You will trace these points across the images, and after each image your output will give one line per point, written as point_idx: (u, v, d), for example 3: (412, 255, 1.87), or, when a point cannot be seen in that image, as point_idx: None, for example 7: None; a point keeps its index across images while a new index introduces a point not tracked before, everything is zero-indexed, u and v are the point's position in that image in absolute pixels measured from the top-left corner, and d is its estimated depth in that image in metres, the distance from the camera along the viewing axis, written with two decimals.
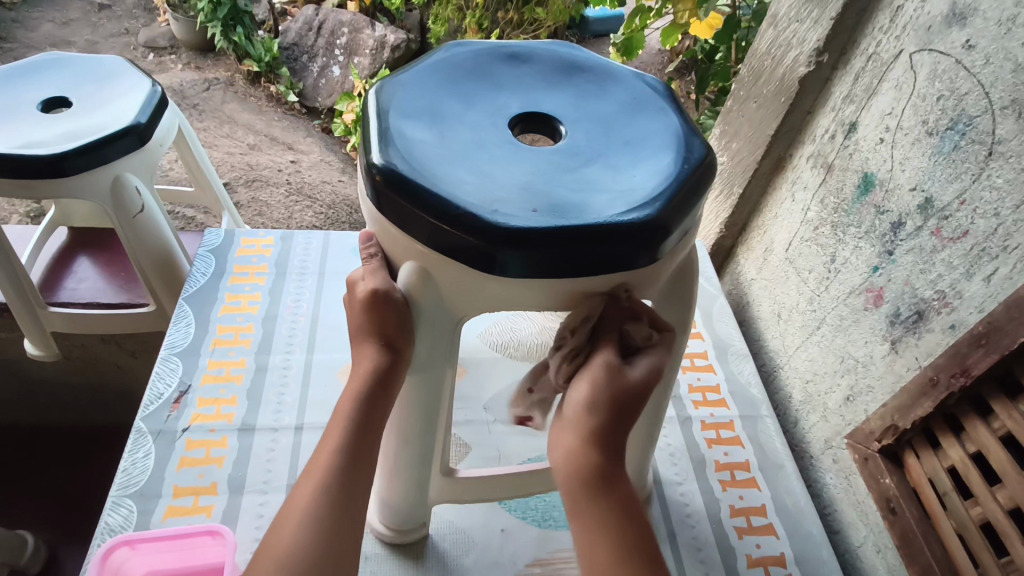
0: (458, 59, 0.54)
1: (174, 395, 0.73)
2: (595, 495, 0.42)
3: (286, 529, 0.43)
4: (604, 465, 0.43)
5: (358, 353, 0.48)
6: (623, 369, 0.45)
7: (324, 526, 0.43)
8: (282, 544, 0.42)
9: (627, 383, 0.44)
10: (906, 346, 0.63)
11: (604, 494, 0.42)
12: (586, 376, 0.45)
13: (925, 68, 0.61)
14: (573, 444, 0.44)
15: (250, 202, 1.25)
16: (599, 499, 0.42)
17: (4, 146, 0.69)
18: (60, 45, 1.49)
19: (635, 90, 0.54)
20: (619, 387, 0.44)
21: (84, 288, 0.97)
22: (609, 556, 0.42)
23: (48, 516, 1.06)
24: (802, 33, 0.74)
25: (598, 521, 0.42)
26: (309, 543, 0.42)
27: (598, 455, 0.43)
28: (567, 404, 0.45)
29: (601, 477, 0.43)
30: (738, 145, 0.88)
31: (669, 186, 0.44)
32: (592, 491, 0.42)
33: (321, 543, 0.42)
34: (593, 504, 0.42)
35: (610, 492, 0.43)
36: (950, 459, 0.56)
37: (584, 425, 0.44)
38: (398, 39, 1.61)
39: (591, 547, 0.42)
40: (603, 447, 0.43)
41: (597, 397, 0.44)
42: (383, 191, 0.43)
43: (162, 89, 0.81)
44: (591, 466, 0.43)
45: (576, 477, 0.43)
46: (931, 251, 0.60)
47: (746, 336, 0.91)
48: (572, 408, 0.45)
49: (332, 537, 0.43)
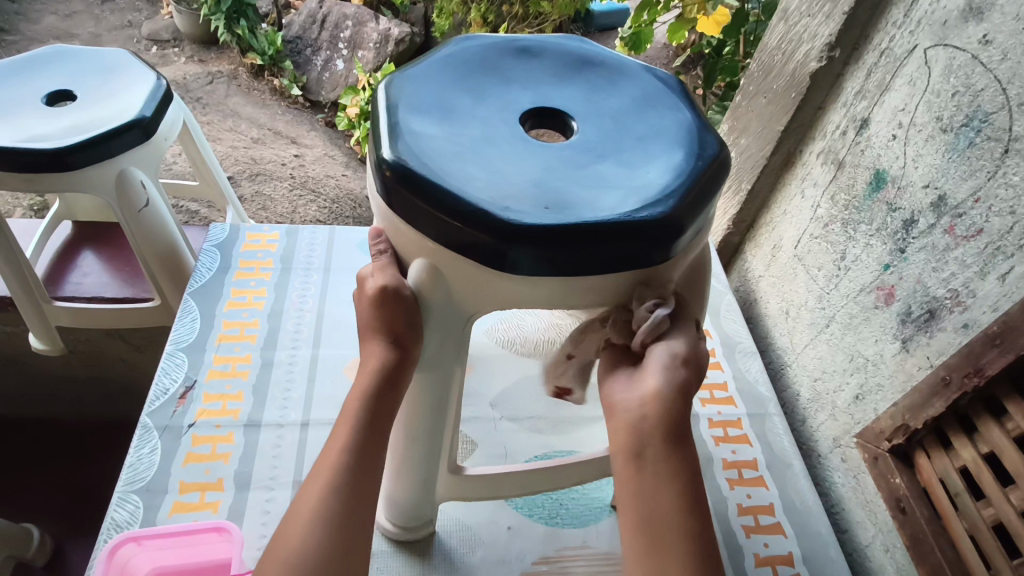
0: (467, 53, 0.53)
1: (180, 390, 0.73)
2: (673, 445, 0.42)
3: (296, 527, 0.43)
4: (679, 418, 0.43)
5: (366, 349, 0.48)
6: (700, 344, 0.47)
7: (333, 525, 0.42)
8: (292, 543, 0.42)
9: (701, 356, 0.46)
10: (917, 345, 0.62)
11: (680, 447, 0.43)
12: (678, 339, 0.46)
13: (940, 63, 0.60)
14: (662, 391, 0.43)
15: (254, 196, 1.25)
16: (676, 451, 0.42)
17: (9, 139, 0.69)
18: (64, 38, 1.48)
19: (646, 85, 0.53)
20: (701, 358, 0.46)
21: (89, 282, 0.96)
22: (671, 506, 0.41)
23: (54, 509, 1.07)
24: (813, 27, 0.73)
25: (669, 474, 0.42)
26: (317, 542, 0.42)
27: (682, 406, 0.43)
28: (660, 355, 0.45)
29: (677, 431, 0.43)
30: (746, 140, 0.87)
31: (683, 182, 0.44)
32: (671, 440, 0.42)
33: (330, 543, 0.42)
34: (670, 453, 0.42)
35: (683, 448, 0.43)
36: (962, 460, 0.56)
37: (675, 378, 0.44)
38: (403, 32, 1.60)
39: (658, 495, 0.41)
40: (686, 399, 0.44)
41: (688, 359, 0.45)
42: (393, 187, 0.42)
43: (166, 83, 0.80)
44: (677, 417, 0.43)
45: (660, 422, 0.42)
46: (944, 249, 0.60)
47: (754, 334, 0.91)
48: (659, 362, 0.45)
49: (341, 536, 0.42)
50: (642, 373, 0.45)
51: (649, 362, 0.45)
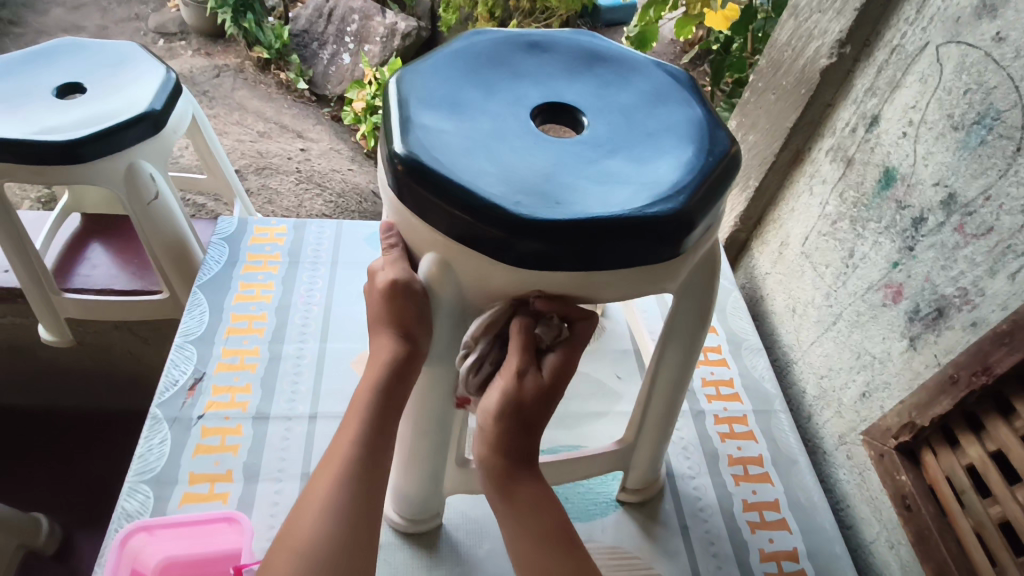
0: (478, 47, 0.53)
1: (189, 382, 0.74)
2: (507, 494, 0.47)
3: (308, 520, 0.43)
4: (505, 474, 0.47)
5: (377, 342, 0.48)
6: (524, 379, 0.46)
7: (343, 517, 0.43)
8: (302, 533, 0.42)
9: (523, 400, 0.45)
10: (925, 343, 0.62)
11: (513, 495, 0.47)
12: (495, 386, 0.46)
13: (952, 61, 0.60)
14: (483, 454, 0.48)
15: (260, 189, 1.25)
16: (511, 500, 0.47)
17: (20, 132, 0.69)
18: (71, 30, 1.49)
19: (657, 81, 0.53)
20: (519, 403, 0.46)
21: (97, 274, 0.97)
22: (527, 551, 0.47)
23: (60, 499, 1.07)
24: (824, 24, 0.73)
25: (516, 523, 0.47)
26: (327, 532, 0.42)
27: (508, 460, 0.47)
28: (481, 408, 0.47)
29: (509, 480, 0.47)
30: (755, 137, 0.87)
31: (694, 178, 0.44)
32: (504, 495, 0.47)
33: (339, 533, 0.42)
34: (507, 505, 0.47)
35: (521, 492, 0.47)
36: (968, 458, 0.56)
37: (489, 438, 0.47)
38: (409, 26, 1.60)
39: (513, 542, 0.47)
40: (508, 450, 0.47)
41: (503, 408, 0.46)
42: (404, 180, 0.42)
43: (176, 76, 0.80)
44: (500, 470, 0.47)
45: (489, 482, 0.48)
46: (953, 246, 0.60)
47: (760, 330, 0.91)
48: (478, 417, 0.47)
49: (350, 527, 0.43)
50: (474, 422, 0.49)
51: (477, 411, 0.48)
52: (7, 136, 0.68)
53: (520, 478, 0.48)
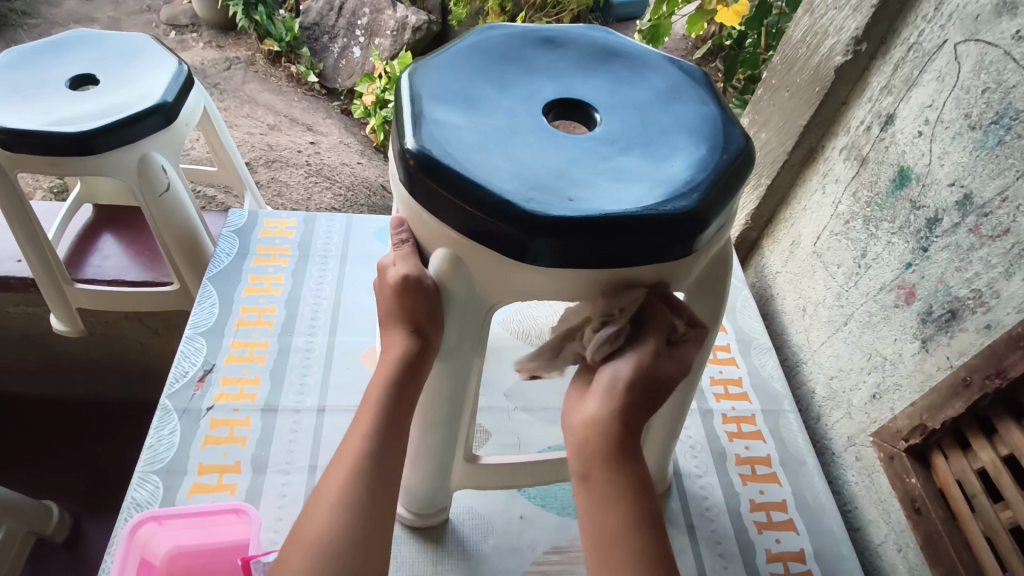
0: (491, 42, 0.53)
1: (199, 373, 0.74)
2: (617, 464, 0.42)
3: (319, 515, 0.43)
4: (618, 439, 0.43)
5: (388, 338, 0.49)
6: (659, 360, 0.45)
7: (356, 512, 0.43)
8: (315, 527, 0.43)
9: (658, 378, 0.45)
10: (938, 344, 0.61)
11: (623, 465, 0.43)
12: (628, 357, 0.45)
13: (971, 59, 0.59)
14: (602, 416, 0.43)
15: (270, 182, 1.25)
16: (617, 469, 0.42)
17: (33, 122, 0.69)
18: (84, 22, 1.49)
19: (672, 78, 0.52)
20: (654, 378, 0.44)
21: (109, 265, 0.98)
22: (622, 528, 0.41)
23: (70, 488, 1.08)
24: (840, 21, 0.72)
25: (614, 494, 0.42)
26: (341, 527, 0.42)
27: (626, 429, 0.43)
28: (607, 376, 0.45)
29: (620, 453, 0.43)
30: (767, 135, 0.86)
31: (708, 176, 0.43)
32: (614, 461, 0.42)
33: (353, 528, 0.43)
34: (615, 471, 0.42)
35: (625, 466, 0.43)
36: (980, 461, 0.55)
37: (615, 400, 0.44)
38: (420, 20, 1.60)
39: (604, 513, 0.42)
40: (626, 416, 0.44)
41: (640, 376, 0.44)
42: (416, 175, 0.42)
43: (188, 68, 0.81)
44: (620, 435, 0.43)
45: (599, 444, 0.43)
46: (969, 248, 0.59)
47: (769, 329, 0.90)
48: (602, 383, 0.45)
49: (365, 523, 0.43)
50: (588, 394, 0.46)
51: (596, 382, 0.45)
52: (20, 127, 0.69)
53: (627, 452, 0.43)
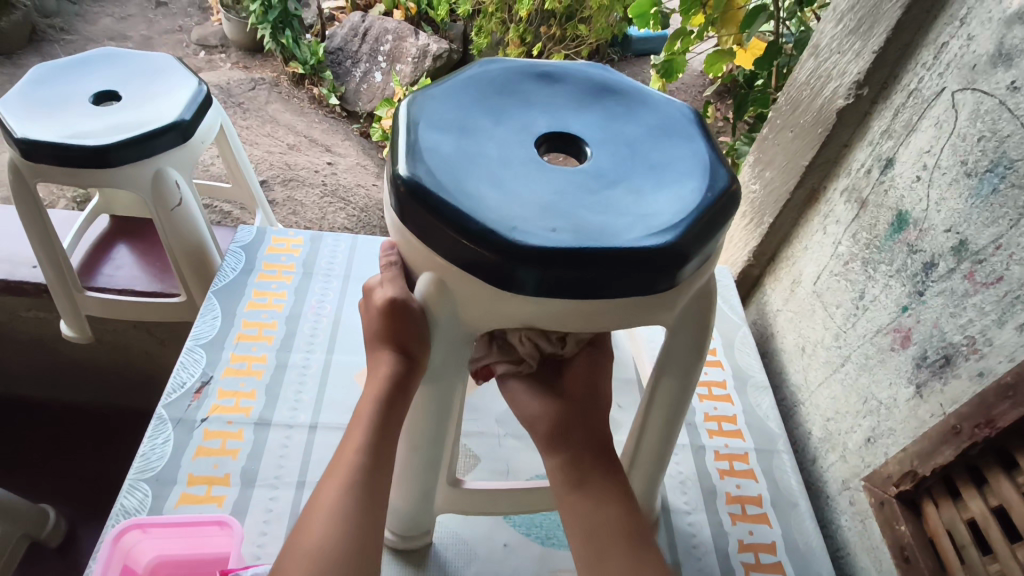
0: (489, 76, 0.54)
1: (196, 385, 0.75)
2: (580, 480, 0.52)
3: (313, 526, 0.44)
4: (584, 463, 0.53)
5: (375, 358, 0.50)
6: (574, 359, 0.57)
7: (350, 523, 0.44)
8: (310, 539, 0.43)
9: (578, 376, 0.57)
10: (931, 391, 0.61)
11: (589, 477, 0.52)
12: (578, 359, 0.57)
13: (967, 107, 0.60)
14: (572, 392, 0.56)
15: (286, 201, 1.28)
16: (595, 481, 0.52)
17: (54, 135, 0.72)
18: (117, 39, 1.56)
19: (665, 115, 0.54)
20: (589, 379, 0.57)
21: (120, 275, 1.00)
22: (617, 512, 0.51)
23: (70, 493, 1.09)
24: (843, 65, 0.73)
25: (601, 491, 0.52)
26: (335, 536, 0.43)
27: (577, 444, 0.54)
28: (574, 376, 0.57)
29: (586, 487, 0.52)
30: (771, 173, 0.87)
31: (691, 213, 0.44)
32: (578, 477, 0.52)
33: (349, 540, 0.43)
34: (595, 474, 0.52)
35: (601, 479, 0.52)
36: (970, 511, 0.55)
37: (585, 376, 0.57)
38: (441, 48, 1.61)
39: (606, 505, 0.51)
40: (578, 438, 0.54)
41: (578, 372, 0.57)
42: (407, 202, 0.43)
43: (208, 89, 0.84)
44: (575, 461, 0.53)
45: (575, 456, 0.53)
46: (963, 294, 0.59)
47: (769, 368, 0.90)
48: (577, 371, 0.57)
49: (359, 536, 0.44)
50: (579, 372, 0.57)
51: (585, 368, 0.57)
52: (42, 139, 0.71)
53: (601, 465, 0.53)
